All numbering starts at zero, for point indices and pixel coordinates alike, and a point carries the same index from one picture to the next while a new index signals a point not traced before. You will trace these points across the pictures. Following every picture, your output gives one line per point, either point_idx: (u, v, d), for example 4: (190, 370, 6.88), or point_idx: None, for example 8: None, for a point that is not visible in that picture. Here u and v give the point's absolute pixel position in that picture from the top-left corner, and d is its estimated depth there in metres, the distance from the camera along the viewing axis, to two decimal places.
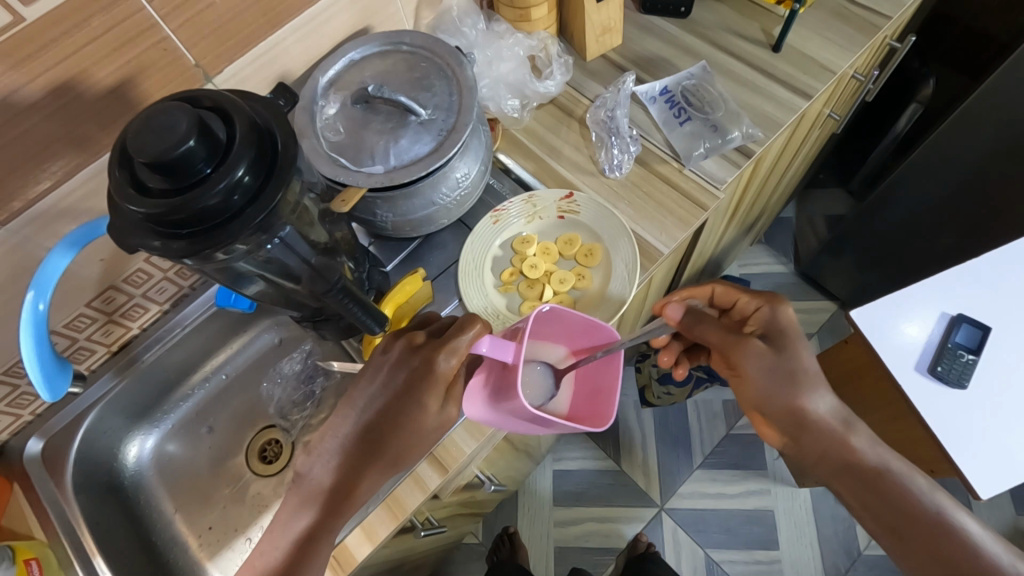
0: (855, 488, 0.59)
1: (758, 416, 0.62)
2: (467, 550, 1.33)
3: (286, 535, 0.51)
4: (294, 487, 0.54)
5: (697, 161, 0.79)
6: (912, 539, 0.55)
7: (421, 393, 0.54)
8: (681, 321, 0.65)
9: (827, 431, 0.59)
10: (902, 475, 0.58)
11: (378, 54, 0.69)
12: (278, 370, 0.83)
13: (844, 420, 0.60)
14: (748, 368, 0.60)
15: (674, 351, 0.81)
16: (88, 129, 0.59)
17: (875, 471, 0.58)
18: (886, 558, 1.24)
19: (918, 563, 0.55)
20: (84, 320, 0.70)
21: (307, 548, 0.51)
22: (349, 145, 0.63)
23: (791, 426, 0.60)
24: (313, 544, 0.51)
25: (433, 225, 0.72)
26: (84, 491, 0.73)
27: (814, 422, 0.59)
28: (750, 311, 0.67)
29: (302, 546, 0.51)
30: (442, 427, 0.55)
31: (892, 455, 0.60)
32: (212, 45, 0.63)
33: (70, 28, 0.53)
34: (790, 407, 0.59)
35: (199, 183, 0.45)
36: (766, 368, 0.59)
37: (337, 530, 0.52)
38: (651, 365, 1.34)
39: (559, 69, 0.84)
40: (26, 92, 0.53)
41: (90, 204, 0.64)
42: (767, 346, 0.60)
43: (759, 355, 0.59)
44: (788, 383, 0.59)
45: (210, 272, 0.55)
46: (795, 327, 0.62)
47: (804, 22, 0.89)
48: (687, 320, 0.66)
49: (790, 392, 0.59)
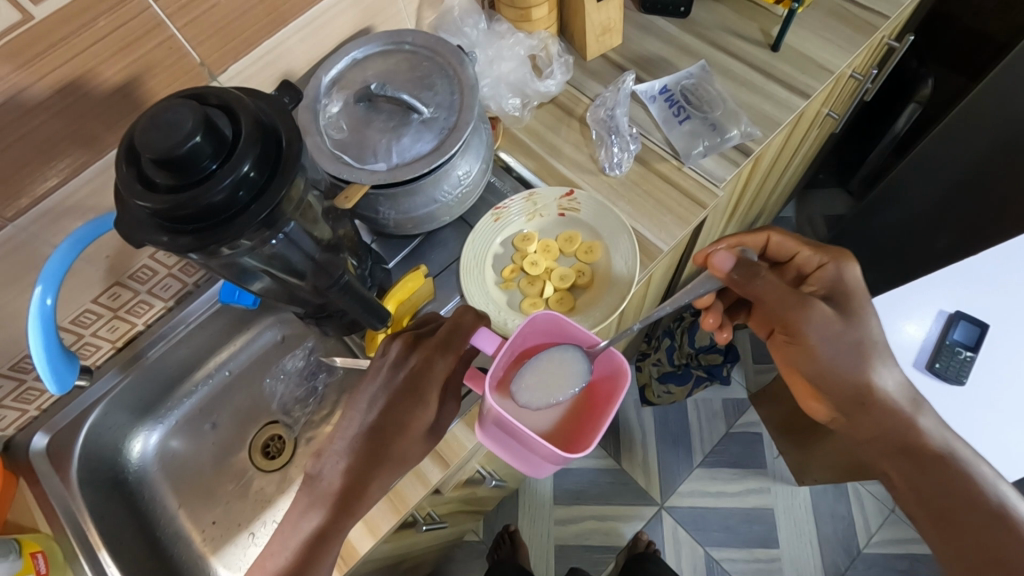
0: (908, 469, 0.64)
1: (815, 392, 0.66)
2: (467, 548, 1.34)
3: (296, 535, 0.52)
4: (305, 488, 0.54)
5: (696, 160, 0.80)
6: (964, 522, 0.61)
7: (425, 391, 0.55)
8: (731, 275, 0.63)
9: (894, 410, 0.63)
10: (965, 462, 0.63)
11: (380, 53, 0.70)
12: (281, 367, 0.85)
13: (912, 400, 0.64)
14: (813, 338, 0.62)
15: (718, 314, 0.81)
16: (95, 127, 0.60)
17: (938, 454, 0.63)
18: (885, 556, 1.25)
19: (961, 543, 0.60)
20: (89, 316, 0.71)
21: (319, 547, 0.51)
22: (352, 143, 0.64)
23: (853, 404, 0.64)
24: (325, 543, 0.51)
25: (434, 222, 0.73)
26: (89, 486, 0.73)
27: (882, 399, 0.63)
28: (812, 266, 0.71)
29: (313, 546, 0.51)
30: (440, 419, 0.58)
31: (957, 440, 0.65)
32: (217, 44, 0.64)
33: (78, 27, 0.54)
34: (858, 381, 0.62)
35: (205, 179, 0.45)
36: (833, 338, 0.62)
37: (348, 529, 0.52)
38: (651, 364, 1.36)
39: (559, 68, 0.84)
40: (34, 90, 0.54)
41: (96, 201, 0.65)
42: (837, 309, 0.64)
43: (828, 320, 0.62)
44: (856, 357, 0.62)
45: (215, 267, 0.56)
46: (860, 287, 0.67)
47: (802, 22, 0.89)
48: (738, 274, 0.64)
49: (859, 367, 0.62)
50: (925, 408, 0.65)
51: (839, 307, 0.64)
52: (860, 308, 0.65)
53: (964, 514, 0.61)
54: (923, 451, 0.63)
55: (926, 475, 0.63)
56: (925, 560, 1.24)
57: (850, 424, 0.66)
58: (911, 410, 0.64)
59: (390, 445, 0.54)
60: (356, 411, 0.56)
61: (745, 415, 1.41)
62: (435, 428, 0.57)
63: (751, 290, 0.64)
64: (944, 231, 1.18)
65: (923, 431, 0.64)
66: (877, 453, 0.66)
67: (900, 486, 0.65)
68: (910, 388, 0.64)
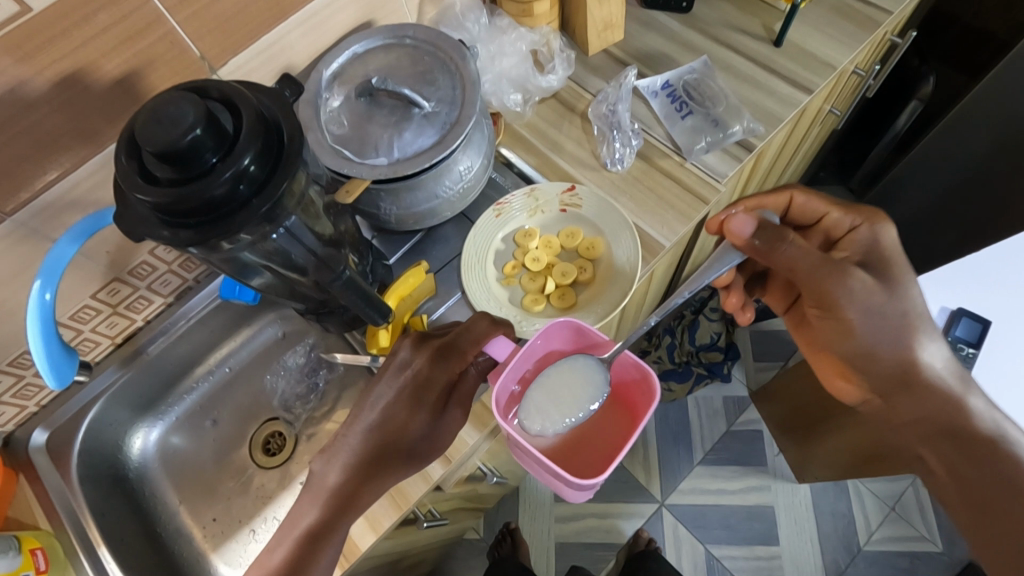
0: (951, 453, 0.65)
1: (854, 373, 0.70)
2: (467, 546, 1.34)
3: (293, 534, 0.52)
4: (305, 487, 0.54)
5: (698, 155, 0.79)
6: (1002, 510, 0.61)
7: (430, 393, 0.56)
8: (752, 241, 0.60)
9: (941, 390, 0.65)
10: (1016, 446, 0.63)
11: (381, 47, 0.70)
12: (282, 363, 0.84)
13: (961, 380, 0.65)
14: (850, 310, 0.64)
15: (740, 292, 0.81)
16: (95, 121, 0.60)
17: (986, 438, 0.64)
18: (885, 554, 1.25)
19: (992, 531, 0.61)
20: (89, 312, 0.71)
21: (316, 544, 0.51)
22: (353, 138, 0.64)
23: (896, 383, 0.66)
24: (321, 541, 0.51)
25: (436, 218, 0.72)
26: (89, 482, 0.73)
27: (925, 376, 0.65)
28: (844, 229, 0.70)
29: (308, 545, 0.51)
30: (446, 422, 0.57)
31: (1010, 425, 0.64)
32: (217, 38, 0.63)
33: (78, 19, 0.53)
34: (901, 356, 0.65)
35: (206, 173, 0.45)
36: (874, 310, 0.63)
37: (344, 528, 0.52)
38: (652, 361, 1.34)
39: (561, 63, 0.84)
40: (34, 83, 0.54)
41: (97, 196, 0.64)
42: (876, 276, 0.64)
43: (867, 288, 0.62)
44: (897, 333, 0.64)
45: (216, 262, 0.56)
46: (897, 252, 0.66)
47: (805, 17, 0.89)
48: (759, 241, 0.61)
49: (901, 344, 0.64)
50: (972, 387, 0.66)
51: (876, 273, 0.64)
52: (899, 273, 0.65)
53: (1003, 503, 0.61)
54: (971, 436, 0.64)
55: (971, 461, 0.64)
56: (925, 558, 1.24)
57: (889, 404, 0.68)
58: (960, 389, 0.65)
59: (396, 443, 0.55)
60: (366, 411, 0.56)
61: (745, 413, 1.41)
62: (440, 430, 0.57)
63: (774, 257, 0.61)
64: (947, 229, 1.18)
65: (969, 409, 0.64)
66: (917, 436, 0.67)
67: (937, 470, 0.67)
68: (958, 366, 0.65)
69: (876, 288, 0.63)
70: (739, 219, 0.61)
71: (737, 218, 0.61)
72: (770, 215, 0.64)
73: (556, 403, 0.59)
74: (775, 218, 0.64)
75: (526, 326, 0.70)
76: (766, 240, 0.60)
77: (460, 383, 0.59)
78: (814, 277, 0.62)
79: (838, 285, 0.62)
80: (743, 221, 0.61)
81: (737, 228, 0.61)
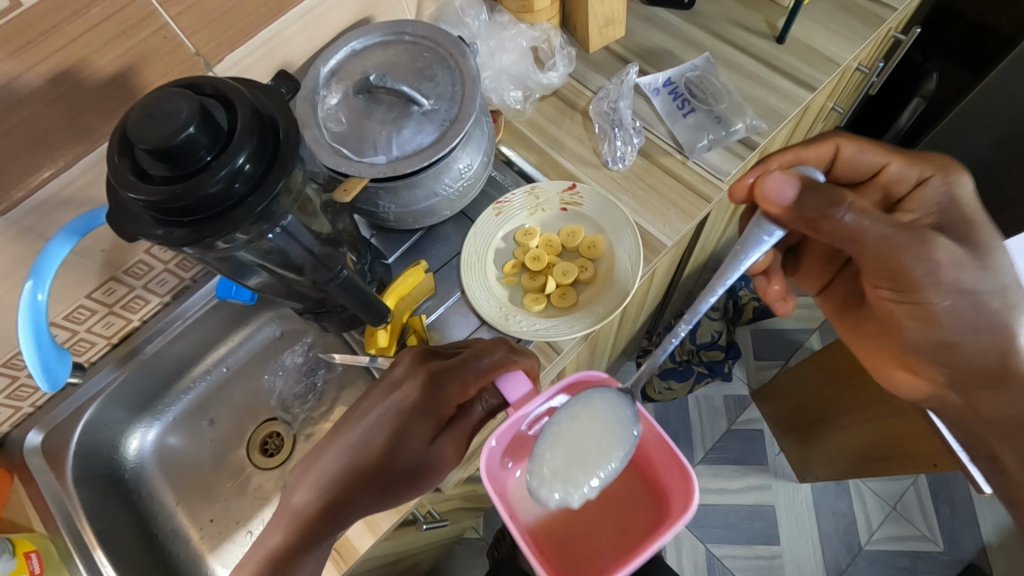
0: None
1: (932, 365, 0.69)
2: (467, 545, 1.33)
3: (257, 550, 0.52)
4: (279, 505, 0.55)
5: (701, 153, 0.79)
6: None
7: (420, 422, 0.56)
8: (791, 201, 0.56)
9: None
10: None
11: (380, 44, 0.69)
12: (279, 363, 0.83)
13: None
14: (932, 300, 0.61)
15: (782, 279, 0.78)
16: (88, 118, 0.59)
17: None
18: (886, 554, 1.25)
19: None
20: (84, 311, 0.70)
21: (291, 561, 0.51)
22: (351, 135, 0.63)
23: (990, 378, 0.65)
24: (295, 557, 0.51)
25: (435, 216, 0.72)
26: (85, 483, 0.72)
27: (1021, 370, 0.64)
28: (910, 186, 0.67)
29: (275, 564, 0.51)
30: (433, 454, 0.57)
31: None
32: (213, 34, 0.62)
33: (69, 14, 0.52)
34: (1000, 344, 0.63)
35: (200, 170, 0.44)
36: (965, 285, 0.59)
37: (312, 550, 0.52)
38: (652, 360, 1.34)
39: (562, 60, 0.83)
40: (25, 79, 0.53)
41: (91, 193, 0.63)
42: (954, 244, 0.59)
43: (945, 252, 0.58)
44: (994, 323, 0.62)
45: (212, 262, 0.55)
46: (973, 210, 0.63)
47: (809, 13, 0.88)
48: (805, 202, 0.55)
49: (998, 335, 0.63)
50: None
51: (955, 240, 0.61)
52: (985, 238, 0.62)
53: None
54: None
55: None
56: (927, 557, 1.24)
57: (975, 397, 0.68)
58: None
59: (383, 467, 0.55)
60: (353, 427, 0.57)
61: (746, 412, 1.40)
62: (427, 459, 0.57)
63: (825, 224, 0.55)
64: None
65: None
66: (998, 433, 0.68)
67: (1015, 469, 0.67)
68: None
69: (964, 261, 0.59)
70: (774, 178, 0.56)
71: (772, 179, 0.56)
72: (811, 171, 0.58)
73: (574, 460, 0.57)
74: (817, 176, 0.58)
75: (527, 326, 0.69)
76: (810, 203, 0.55)
77: (456, 416, 0.58)
78: (891, 246, 0.57)
79: (919, 260, 0.58)
80: (780, 186, 0.56)
81: (773, 192, 0.56)
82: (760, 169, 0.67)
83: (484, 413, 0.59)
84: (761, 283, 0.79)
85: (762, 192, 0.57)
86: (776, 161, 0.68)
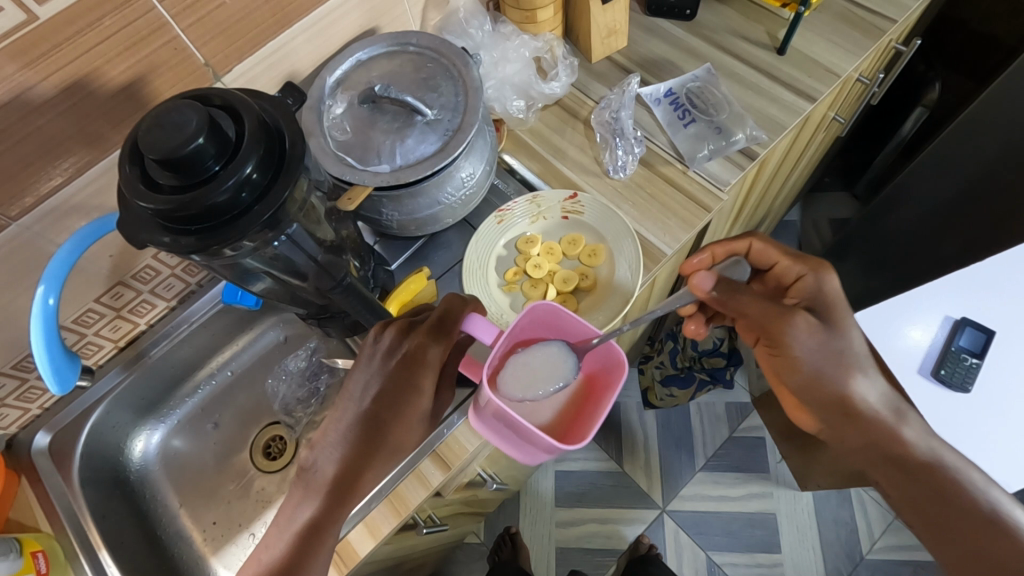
0: None
1: (863, 420, 0.57)
2: (467, 550, 1.34)
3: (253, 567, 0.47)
4: (300, 480, 0.50)
5: (701, 163, 0.79)
6: None
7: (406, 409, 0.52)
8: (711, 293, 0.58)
9: None
10: None
11: (385, 54, 0.70)
12: (283, 367, 0.84)
13: None
14: (796, 344, 0.56)
15: (821, 331, 0.57)
16: (100, 127, 0.60)
17: None
18: (888, 563, 1.24)
19: None
20: (92, 316, 0.71)
21: (314, 540, 0.47)
22: (356, 145, 0.64)
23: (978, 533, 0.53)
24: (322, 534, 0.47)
25: (437, 224, 0.73)
26: (90, 484, 0.73)
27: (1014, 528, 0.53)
28: (792, 277, 0.65)
29: (303, 542, 0.47)
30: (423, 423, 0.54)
31: None
32: (221, 44, 0.64)
33: (83, 26, 0.54)
34: (884, 426, 0.57)
35: (208, 180, 0.45)
36: (821, 350, 0.57)
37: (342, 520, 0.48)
38: (654, 366, 1.36)
39: (564, 70, 0.84)
40: (39, 89, 0.54)
41: (101, 200, 0.65)
42: (817, 321, 0.58)
43: (821, 299, 0.61)
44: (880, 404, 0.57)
45: (217, 268, 0.56)
46: (841, 300, 0.61)
47: (810, 25, 0.89)
48: (718, 293, 0.59)
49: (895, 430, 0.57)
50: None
51: (821, 320, 0.58)
52: (845, 323, 0.59)
53: None
54: None
55: None
56: (928, 567, 1.23)
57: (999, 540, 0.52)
58: None
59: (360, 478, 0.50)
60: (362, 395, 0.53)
61: (748, 419, 1.40)
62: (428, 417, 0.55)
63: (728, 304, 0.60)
64: (948, 239, 1.16)
65: (908, 444, 0.56)
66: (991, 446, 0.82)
67: None
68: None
69: (819, 328, 0.57)
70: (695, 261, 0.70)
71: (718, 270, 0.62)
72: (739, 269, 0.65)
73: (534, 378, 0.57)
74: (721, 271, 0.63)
75: None
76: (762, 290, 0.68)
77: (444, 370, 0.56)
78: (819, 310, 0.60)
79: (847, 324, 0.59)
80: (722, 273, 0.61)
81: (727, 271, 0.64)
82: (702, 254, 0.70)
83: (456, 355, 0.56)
84: (805, 322, 0.56)
85: (703, 283, 0.58)
86: (712, 248, 0.69)
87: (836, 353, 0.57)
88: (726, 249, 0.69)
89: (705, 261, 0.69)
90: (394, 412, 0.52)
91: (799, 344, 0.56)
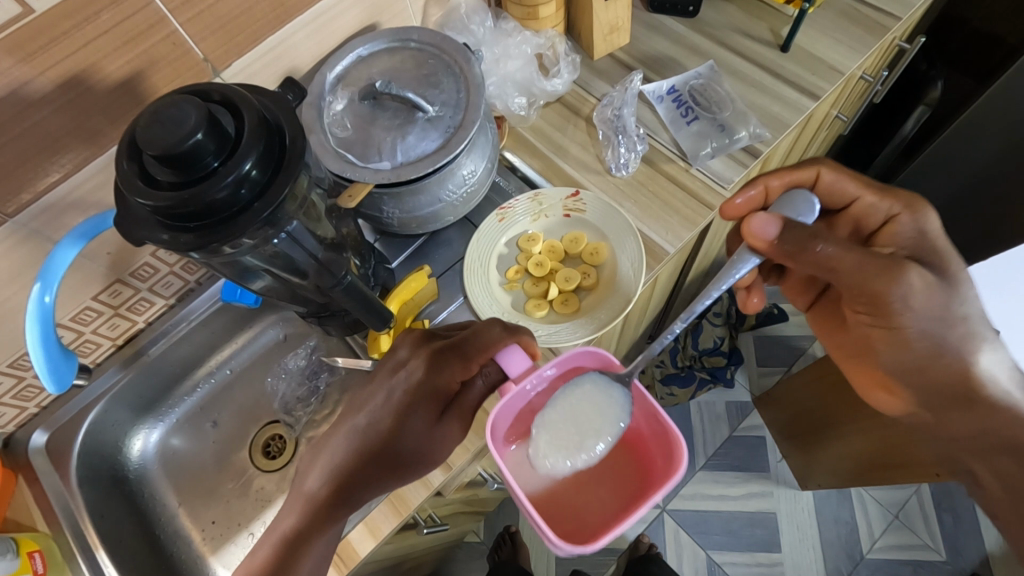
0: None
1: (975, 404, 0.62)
2: (467, 549, 1.33)
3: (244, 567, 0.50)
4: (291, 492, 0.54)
5: (703, 161, 0.79)
6: None
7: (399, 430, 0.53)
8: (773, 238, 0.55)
9: None
10: None
11: (386, 50, 0.69)
12: (283, 365, 0.83)
13: None
14: (913, 304, 0.58)
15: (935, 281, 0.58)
16: (98, 123, 0.59)
17: None
18: (888, 563, 1.24)
19: None
20: (90, 313, 0.71)
21: (294, 550, 0.49)
22: (356, 141, 0.64)
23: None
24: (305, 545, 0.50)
25: (439, 222, 0.72)
26: (89, 483, 0.73)
27: None
28: (879, 219, 0.65)
29: (284, 551, 0.49)
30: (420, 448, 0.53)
31: None
32: (220, 39, 0.63)
33: (80, 20, 0.53)
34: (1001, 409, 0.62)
35: (207, 176, 0.45)
36: (936, 315, 0.58)
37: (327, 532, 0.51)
38: (656, 365, 1.34)
39: (566, 67, 0.83)
40: (36, 84, 0.53)
41: (99, 197, 0.64)
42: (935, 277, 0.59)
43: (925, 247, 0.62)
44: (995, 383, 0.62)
45: (217, 266, 0.55)
46: (942, 243, 0.62)
47: (813, 23, 0.88)
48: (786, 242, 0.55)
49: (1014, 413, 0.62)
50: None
51: (936, 274, 0.59)
52: (955, 272, 0.60)
53: None
54: None
55: None
56: (928, 566, 1.23)
57: None
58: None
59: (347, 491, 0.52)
60: (358, 411, 0.55)
61: (748, 418, 1.39)
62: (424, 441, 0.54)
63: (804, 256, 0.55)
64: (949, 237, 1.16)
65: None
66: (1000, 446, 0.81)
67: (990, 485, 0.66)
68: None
69: (935, 286, 0.58)
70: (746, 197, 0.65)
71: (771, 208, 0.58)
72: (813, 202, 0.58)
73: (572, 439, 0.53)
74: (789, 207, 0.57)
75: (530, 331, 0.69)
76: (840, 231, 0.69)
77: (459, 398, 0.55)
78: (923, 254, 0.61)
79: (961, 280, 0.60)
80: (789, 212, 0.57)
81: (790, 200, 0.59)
82: (748, 193, 0.65)
83: (486, 388, 0.55)
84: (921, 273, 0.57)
85: (769, 230, 0.55)
86: (765, 181, 0.65)
87: (953, 317, 0.59)
88: (792, 179, 0.66)
89: (759, 196, 0.65)
90: (382, 434, 0.53)
91: (918, 302, 0.57)
